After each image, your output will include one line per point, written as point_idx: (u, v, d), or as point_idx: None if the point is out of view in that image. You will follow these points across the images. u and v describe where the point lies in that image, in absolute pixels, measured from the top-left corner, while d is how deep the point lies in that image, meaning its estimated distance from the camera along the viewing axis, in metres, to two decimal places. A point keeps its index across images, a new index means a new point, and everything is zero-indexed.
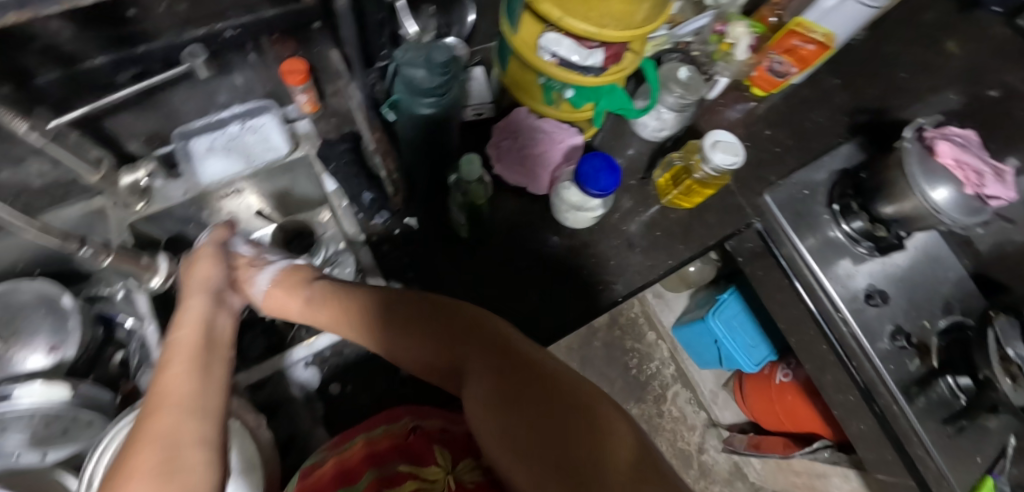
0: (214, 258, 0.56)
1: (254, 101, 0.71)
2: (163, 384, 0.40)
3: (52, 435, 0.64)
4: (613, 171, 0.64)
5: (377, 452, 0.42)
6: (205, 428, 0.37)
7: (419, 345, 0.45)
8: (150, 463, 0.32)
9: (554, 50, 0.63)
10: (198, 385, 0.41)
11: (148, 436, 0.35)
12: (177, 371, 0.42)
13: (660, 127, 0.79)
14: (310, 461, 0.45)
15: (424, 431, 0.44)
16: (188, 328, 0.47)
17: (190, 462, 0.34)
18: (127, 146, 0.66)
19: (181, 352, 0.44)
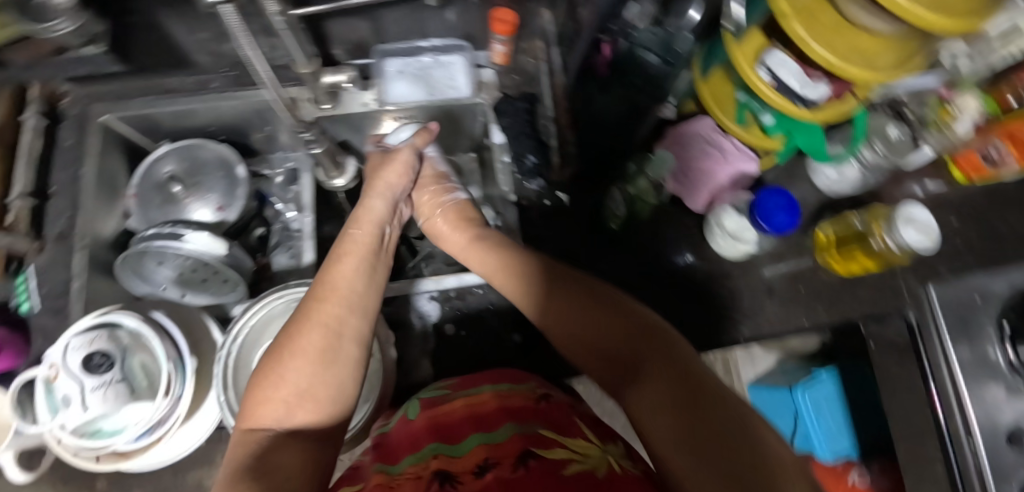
0: (405, 166, 0.59)
1: (452, 39, 0.72)
2: (332, 272, 0.45)
3: (194, 281, 0.69)
4: (793, 214, 0.60)
5: (514, 408, 0.40)
6: (360, 326, 0.42)
7: (567, 315, 0.40)
8: (310, 348, 0.38)
9: (777, 73, 0.58)
10: (361, 284, 0.45)
11: (312, 320, 0.40)
12: (347, 263, 0.46)
13: (840, 181, 0.72)
14: (434, 390, 0.49)
15: (559, 406, 0.42)
16: (363, 226, 0.51)
17: (342, 359, 0.39)
18: (333, 50, 0.71)
19: (356, 249, 0.48)
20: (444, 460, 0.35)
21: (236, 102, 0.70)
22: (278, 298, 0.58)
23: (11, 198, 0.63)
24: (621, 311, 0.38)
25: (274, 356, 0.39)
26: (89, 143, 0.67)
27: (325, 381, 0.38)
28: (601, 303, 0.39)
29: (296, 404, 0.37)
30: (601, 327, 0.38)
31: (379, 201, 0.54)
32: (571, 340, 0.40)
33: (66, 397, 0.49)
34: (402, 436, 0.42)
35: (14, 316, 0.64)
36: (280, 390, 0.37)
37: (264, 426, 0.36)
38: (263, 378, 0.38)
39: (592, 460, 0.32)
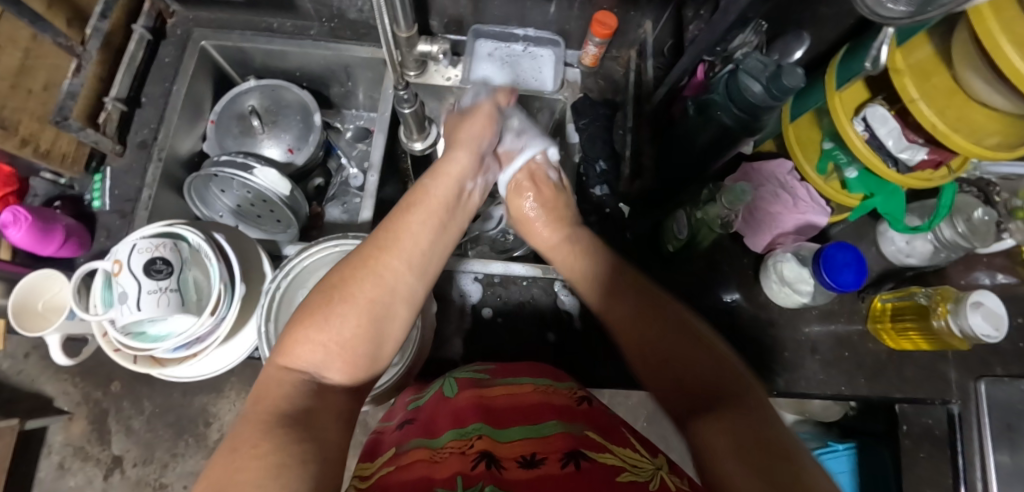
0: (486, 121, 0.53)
1: (547, 33, 0.73)
2: (401, 216, 0.42)
3: (249, 214, 0.72)
4: (860, 271, 0.57)
5: (559, 406, 0.40)
6: (417, 288, 0.39)
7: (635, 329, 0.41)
8: (361, 297, 0.35)
9: (874, 128, 0.56)
10: (428, 238, 0.42)
11: (373, 268, 0.37)
12: (422, 213, 0.43)
13: (908, 252, 0.69)
14: (471, 371, 0.49)
15: (600, 411, 0.41)
16: (450, 178, 0.47)
17: (391, 317, 0.37)
18: (431, 21, 0.73)
19: (429, 203, 0.44)
20: (489, 442, 0.35)
21: (328, 53, 0.72)
22: (335, 246, 0.57)
23: (106, 97, 0.64)
24: (689, 337, 0.38)
25: (321, 291, 0.35)
26: (186, 64, 0.69)
27: (373, 336, 0.35)
28: (682, 335, 0.38)
29: (334, 354, 0.33)
30: (674, 359, 0.37)
31: (462, 155, 0.50)
32: (645, 367, 0.39)
33: (121, 294, 0.48)
34: (440, 410, 0.42)
35: (84, 209, 0.65)
36: (325, 335, 0.33)
37: (297, 367, 0.33)
38: (307, 313, 0.34)
39: (641, 471, 0.32)
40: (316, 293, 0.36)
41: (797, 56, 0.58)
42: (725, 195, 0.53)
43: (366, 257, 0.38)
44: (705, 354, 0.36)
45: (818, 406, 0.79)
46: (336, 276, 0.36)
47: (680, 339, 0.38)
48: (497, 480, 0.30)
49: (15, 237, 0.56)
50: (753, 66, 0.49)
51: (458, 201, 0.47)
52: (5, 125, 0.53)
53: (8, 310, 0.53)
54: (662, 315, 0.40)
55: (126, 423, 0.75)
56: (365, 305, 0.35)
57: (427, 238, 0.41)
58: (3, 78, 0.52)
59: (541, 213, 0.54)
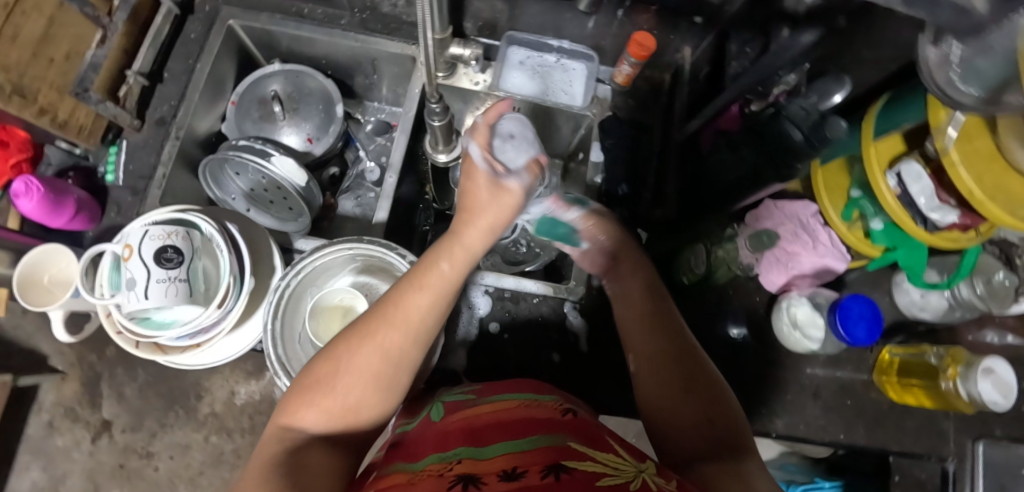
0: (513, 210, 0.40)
1: (582, 47, 0.70)
2: (403, 284, 0.37)
3: (262, 199, 0.71)
4: (874, 326, 0.56)
5: (541, 418, 0.40)
6: (417, 356, 0.37)
7: (661, 359, 0.43)
8: (362, 370, 0.34)
9: (908, 184, 0.55)
10: (435, 310, 0.37)
11: (372, 339, 0.35)
12: (426, 279, 0.37)
13: (921, 306, 0.69)
14: (458, 394, 0.49)
15: (584, 421, 0.41)
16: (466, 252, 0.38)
17: (392, 385, 0.36)
18: (464, 23, 0.71)
19: (435, 275, 0.37)
20: (469, 463, 0.34)
21: (357, 45, 0.71)
22: (348, 249, 0.55)
23: (128, 70, 0.62)
24: (710, 389, 0.40)
25: (324, 358, 0.36)
26: (211, 42, 0.67)
27: (374, 402, 0.36)
28: (702, 386, 0.40)
29: (329, 415, 0.34)
30: (699, 407, 0.39)
31: (478, 229, 0.39)
32: (655, 410, 0.41)
33: (129, 280, 0.48)
34: (424, 434, 0.42)
35: (96, 182, 0.63)
36: (325, 400, 0.34)
37: (292, 424, 0.34)
38: (310, 380, 0.35)
39: (623, 470, 0.31)
40: (322, 356, 0.36)
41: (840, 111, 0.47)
42: (749, 241, 0.62)
43: (368, 324, 0.35)
44: (722, 412, 0.39)
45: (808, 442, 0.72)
46: (342, 339, 0.36)
47: (703, 388, 0.40)
48: None
49: (27, 208, 0.56)
50: (795, 113, 0.47)
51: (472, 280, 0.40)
52: (24, 93, 0.52)
53: (14, 281, 0.53)
54: (687, 357, 0.42)
55: (117, 389, 0.76)
56: (366, 378, 0.35)
57: (433, 309, 0.37)
58: (25, 46, 0.51)
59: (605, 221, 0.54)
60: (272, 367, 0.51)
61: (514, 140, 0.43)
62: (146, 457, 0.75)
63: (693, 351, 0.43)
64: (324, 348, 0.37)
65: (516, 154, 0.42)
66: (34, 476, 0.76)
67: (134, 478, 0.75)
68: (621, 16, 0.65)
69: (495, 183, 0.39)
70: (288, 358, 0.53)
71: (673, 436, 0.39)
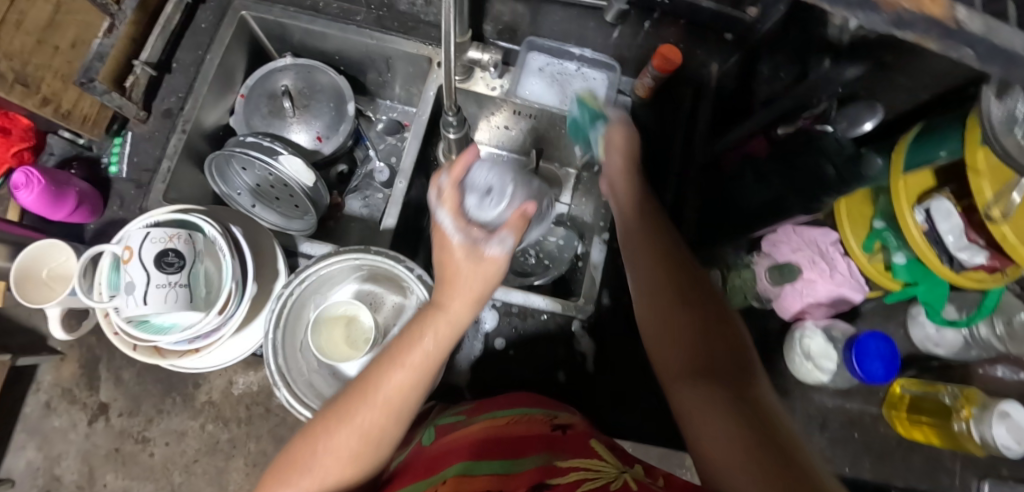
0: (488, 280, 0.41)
1: (604, 56, 0.66)
2: (379, 364, 0.40)
3: (268, 196, 0.69)
4: (891, 366, 0.55)
5: (530, 436, 0.40)
6: (395, 433, 0.40)
7: (660, 281, 0.44)
8: (339, 451, 0.37)
9: (937, 222, 0.53)
10: (412, 391, 0.40)
11: (348, 420, 0.38)
12: (399, 358, 0.39)
13: (938, 341, 0.67)
14: (451, 416, 0.48)
15: (573, 435, 0.41)
16: (447, 322, 0.40)
17: (371, 457, 0.39)
18: (483, 26, 0.69)
19: (410, 356, 0.39)
20: (456, 484, 0.35)
21: (372, 43, 0.69)
22: (355, 259, 0.54)
23: (136, 60, 0.60)
24: (709, 306, 0.42)
25: (304, 438, 0.38)
26: (222, 33, 0.65)
27: (353, 475, 0.38)
28: (707, 306, 0.42)
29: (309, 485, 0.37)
30: (698, 328, 0.40)
31: (455, 309, 0.40)
32: (653, 325, 0.43)
33: (128, 283, 0.46)
34: (417, 460, 0.42)
35: (99, 173, 0.62)
36: (304, 480, 0.37)
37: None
38: (291, 460, 0.38)
39: (605, 470, 0.34)
40: (304, 435, 0.39)
41: (868, 128, 0.45)
42: (772, 271, 0.65)
43: (345, 406, 0.38)
44: (722, 331, 0.40)
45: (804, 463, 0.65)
46: (321, 418, 0.39)
47: (705, 307, 0.41)
48: None
49: (27, 200, 0.54)
50: (828, 145, 0.45)
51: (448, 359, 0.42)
52: (27, 81, 0.51)
53: (12, 276, 0.51)
54: (696, 279, 0.44)
55: (115, 373, 0.81)
56: (346, 454, 0.38)
57: (408, 389, 0.39)
58: (29, 33, 0.50)
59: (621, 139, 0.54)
60: (272, 377, 0.50)
61: (490, 195, 0.46)
62: (142, 442, 0.79)
63: (693, 275, 0.44)
64: (306, 425, 0.40)
65: (493, 214, 0.44)
66: (30, 455, 0.80)
67: (128, 463, 0.79)
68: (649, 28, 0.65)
69: (473, 252, 0.40)
70: (289, 367, 0.52)
71: (669, 346, 0.41)
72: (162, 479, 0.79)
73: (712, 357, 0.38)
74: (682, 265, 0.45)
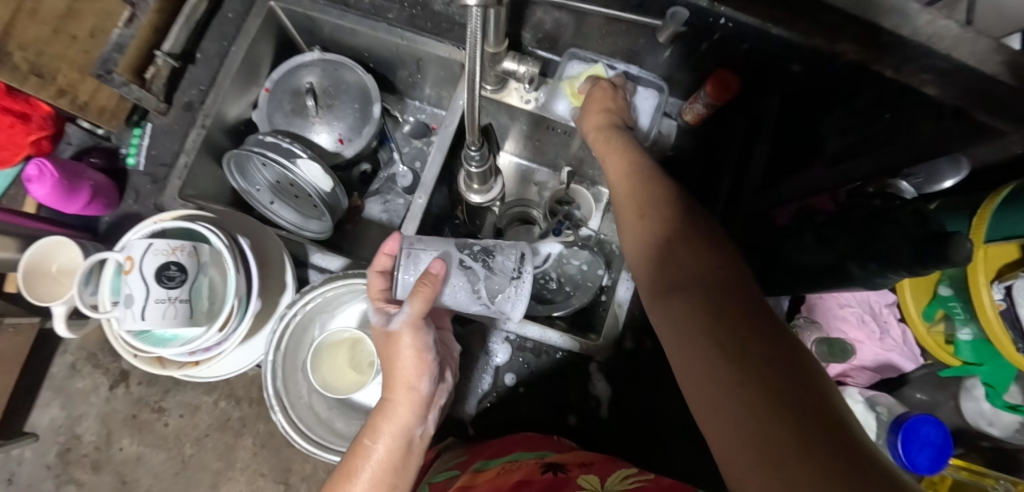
0: (418, 351, 0.40)
1: (652, 74, 0.62)
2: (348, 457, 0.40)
3: (285, 196, 0.67)
4: (941, 454, 0.49)
5: (518, 479, 0.40)
6: None
7: (639, 206, 0.45)
8: None
9: (1017, 301, 0.47)
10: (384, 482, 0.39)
11: None
12: (365, 446, 0.40)
13: (991, 420, 0.61)
14: (444, 472, 0.48)
15: (562, 473, 0.41)
16: (401, 431, 0.40)
17: None
18: (523, 33, 0.63)
19: (360, 454, 0.40)
20: None
21: (403, 43, 0.64)
22: (363, 283, 0.51)
23: (158, 50, 0.58)
24: (687, 220, 0.42)
25: None
26: (249, 24, 0.62)
27: None
28: (691, 232, 0.41)
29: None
30: (674, 245, 0.40)
31: (404, 405, 0.40)
32: (645, 262, 0.43)
33: (126, 297, 0.44)
34: None
35: (117, 164, 0.61)
36: None
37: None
38: None
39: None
40: None
41: (946, 186, 0.44)
42: (821, 346, 0.59)
43: None
44: (694, 239, 0.40)
45: None
46: None
47: (681, 220, 0.42)
48: None
49: (40, 194, 0.53)
50: (905, 219, 0.38)
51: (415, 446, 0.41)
52: (42, 73, 0.49)
53: (21, 269, 0.51)
54: (683, 210, 0.43)
55: None
56: None
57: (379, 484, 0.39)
58: (45, 22, 0.48)
59: (595, 101, 0.55)
60: (270, 401, 0.48)
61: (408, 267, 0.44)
62: (158, 411, 0.82)
63: (668, 196, 0.44)
64: None
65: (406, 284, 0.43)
66: (54, 412, 0.83)
67: (143, 430, 0.82)
68: (704, 49, 0.55)
69: (385, 332, 0.41)
70: (287, 391, 0.50)
71: (658, 275, 0.40)
72: (174, 449, 0.82)
73: (696, 278, 0.37)
74: (660, 199, 0.44)
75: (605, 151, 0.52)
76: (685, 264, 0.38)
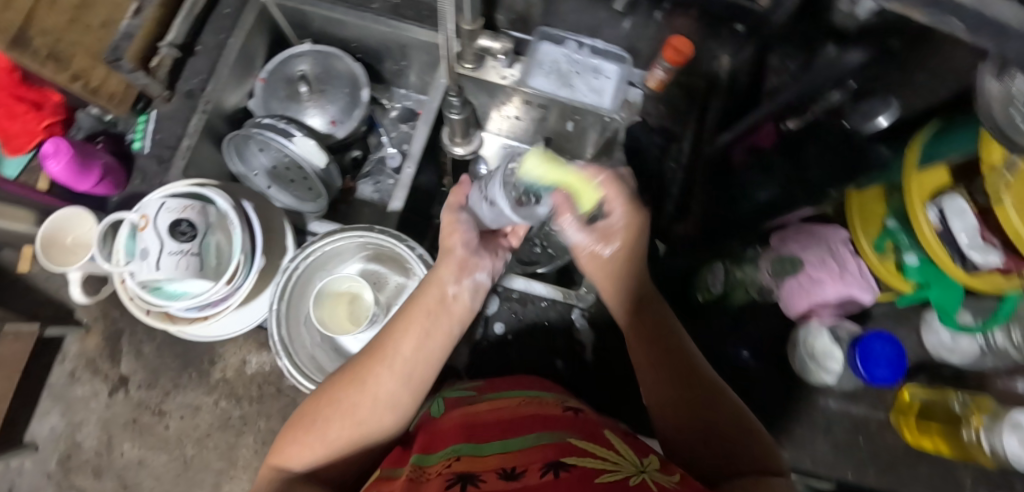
0: (450, 223, 0.48)
1: (614, 48, 0.68)
2: (390, 329, 0.43)
3: (283, 178, 0.71)
4: (897, 368, 0.54)
5: (543, 416, 0.39)
6: (402, 397, 0.40)
7: (654, 353, 0.44)
8: (347, 413, 0.38)
9: (950, 221, 0.52)
10: (413, 355, 0.41)
11: (353, 381, 0.39)
12: (410, 319, 0.43)
13: (951, 348, 0.65)
14: (460, 390, 0.49)
15: (589, 421, 0.39)
16: (439, 284, 0.45)
17: (373, 424, 0.39)
18: (497, 16, 0.70)
19: (417, 308, 0.44)
20: (467, 462, 0.34)
21: (388, 30, 0.70)
22: (359, 237, 0.56)
23: (161, 43, 0.64)
24: (704, 380, 0.41)
25: (309, 402, 0.40)
26: (245, 18, 0.68)
27: (354, 439, 0.38)
28: (707, 382, 0.41)
29: (315, 454, 0.37)
30: (699, 404, 0.39)
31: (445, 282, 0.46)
32: (666, 404, 0.41)
33: (142, 250, 0.49)
34: (426, 430, 0.42)
35: (124, 149, 0.66)
36: (311, 440, 0.37)
37: (281, 466, 0.38)
38: (295, 424, 0.39)
39: (624, 468, 0.30)
40: (299, 414, 0.40)
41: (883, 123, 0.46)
42: (772, 265, 0.64)
43: (349, 374, 0.40)
44: (717, 399, 0.40)
45: None
46: (319, 387, 0.41)
47: (695, 379, 0.41)
48: None
49: (54, 170, 0.58)
50: None
51: (449, 305, 0.45)
52: (59, 57, 0.54)
53: (38, 240, 0.55)
54: (676, 360, 0.42)
55: (137, 347, 0.84)
56: (344, 419, 0.38)
57: (416, 355, 0.41)
58: (63, 12, 0.53)
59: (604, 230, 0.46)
60: (274, 347, 0.52)
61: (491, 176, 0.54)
62: (158, 414, 0.83)
63: (677, 343, 0.44)
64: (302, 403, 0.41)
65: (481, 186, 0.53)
66: (54, 421, 0.84)
67: (145, 433, 0.82)
68: (659, 18, 0.63)
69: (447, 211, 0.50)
70: (292, 340, 0.54)
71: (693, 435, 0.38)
72: (176, 450, 0.82)
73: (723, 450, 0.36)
74: (670, 334, 0.44)
75: (596, 267, 0.47)
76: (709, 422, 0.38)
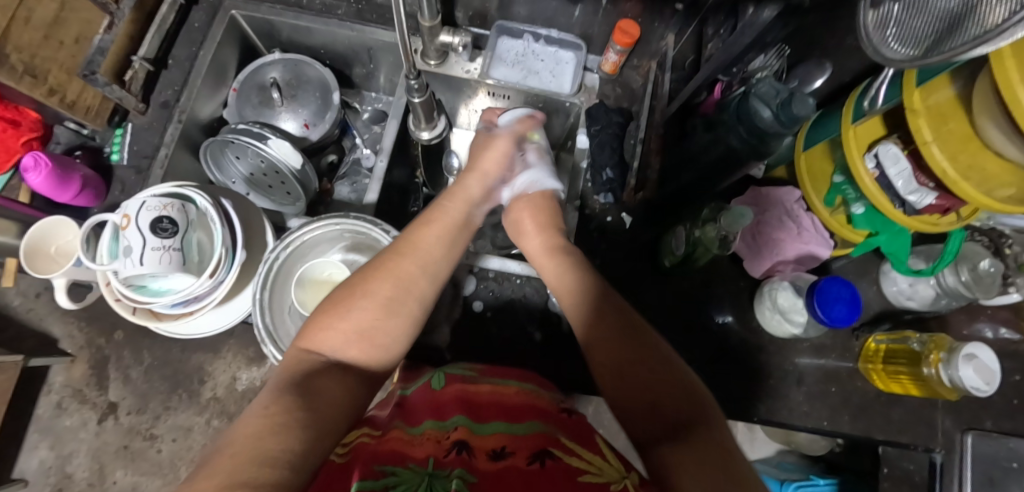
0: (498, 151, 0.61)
1: (569, 35, 0.73)
2: (415, 232, 0.49)
3: (261, 184, 0.73)
4: (852, 309, 0.57)
5: (538, 409, 0.39)
6: (427, 289, 0.45)
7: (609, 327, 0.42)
8: (378, 294, 0.42)
9: (885, 166, 0.53)
10: (433, 260, 0.47)
11: (388, 269, 0.44)
12: (430, 224, 0.50)
13: (909, 295, 0.69)
14: (461, 368, 0.47)
15: (580, 422, 0.39)
16: (456, 199, 0.55)
17: (403, 315, 0.42)
18: (456, 14, 0.74)
19: (439, 220, 0.51)
20: (466, 434, 0.34)
21: (353, 34, 0.73)
22: (336, 224, 0.57)
23: (134, 56, 0.66)
24: (657, 358, 0.38)
25: (344, 290, 0.42)
26: (215, 31, 0.71)
27: (386, 328, 0.41)
28: (659, 355, 0.38)
29: (350, 342, 0.39)
30: (654, 379, 0.36)
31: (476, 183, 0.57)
32: (610, 374, 0.38)
33: (126, 247, 0.50)
34: (422, 401, 0.42)
35: (102, 161, 0.68)
36: (342, 322, 0.40)
37: (315, 350, 0.39)
38: (330, 307, 0.41)
39: (607, 473, 0.30)
40: (328, 303, 0.42)
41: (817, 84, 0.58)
42: None
43: (377, 267, 0.44)
44: (670, 370, 0.37)
45: (805, 437, 0.74)
46: (347, 281, 0.44)
47: (645, 352, 0.38)
48: (468, 467, 0.30)
49: (35, 182, 0.59)
50: (764, 91, 0.51)
51: (464, 218, 0.53)
52: (35, 73, 0.57)
53: (22, 250, 0.57)
54: (632, 338, 0.40)
55: (124, 372, 0.76)
56: (379, 298, 0.42)
57: (438, 256, 0.47)
58: (37, 29, 0.56)
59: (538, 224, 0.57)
60: (259, 335, 0.53)
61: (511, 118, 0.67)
62: (150, 439, 0.75)
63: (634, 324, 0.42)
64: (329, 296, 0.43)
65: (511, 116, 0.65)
66: (42, 454, 0.75)
67: (137, 459, 0.74)
68: (606, 4, 0.68)
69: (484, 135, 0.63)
70: (276, 327, 0.55)
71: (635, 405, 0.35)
72: (171, 474, 0.74)
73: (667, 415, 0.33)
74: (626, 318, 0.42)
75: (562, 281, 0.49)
76: (657, 391, 0.35)
